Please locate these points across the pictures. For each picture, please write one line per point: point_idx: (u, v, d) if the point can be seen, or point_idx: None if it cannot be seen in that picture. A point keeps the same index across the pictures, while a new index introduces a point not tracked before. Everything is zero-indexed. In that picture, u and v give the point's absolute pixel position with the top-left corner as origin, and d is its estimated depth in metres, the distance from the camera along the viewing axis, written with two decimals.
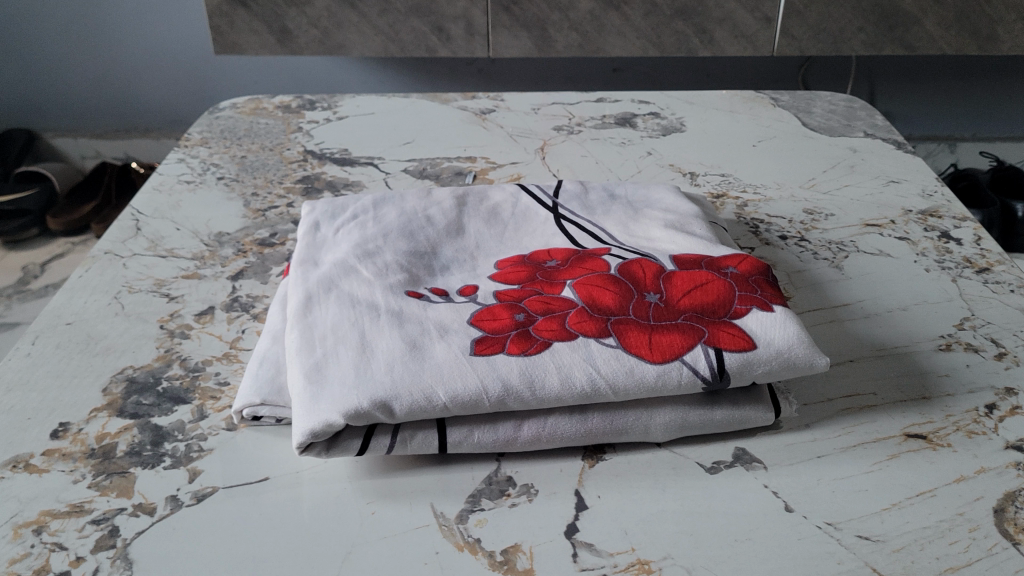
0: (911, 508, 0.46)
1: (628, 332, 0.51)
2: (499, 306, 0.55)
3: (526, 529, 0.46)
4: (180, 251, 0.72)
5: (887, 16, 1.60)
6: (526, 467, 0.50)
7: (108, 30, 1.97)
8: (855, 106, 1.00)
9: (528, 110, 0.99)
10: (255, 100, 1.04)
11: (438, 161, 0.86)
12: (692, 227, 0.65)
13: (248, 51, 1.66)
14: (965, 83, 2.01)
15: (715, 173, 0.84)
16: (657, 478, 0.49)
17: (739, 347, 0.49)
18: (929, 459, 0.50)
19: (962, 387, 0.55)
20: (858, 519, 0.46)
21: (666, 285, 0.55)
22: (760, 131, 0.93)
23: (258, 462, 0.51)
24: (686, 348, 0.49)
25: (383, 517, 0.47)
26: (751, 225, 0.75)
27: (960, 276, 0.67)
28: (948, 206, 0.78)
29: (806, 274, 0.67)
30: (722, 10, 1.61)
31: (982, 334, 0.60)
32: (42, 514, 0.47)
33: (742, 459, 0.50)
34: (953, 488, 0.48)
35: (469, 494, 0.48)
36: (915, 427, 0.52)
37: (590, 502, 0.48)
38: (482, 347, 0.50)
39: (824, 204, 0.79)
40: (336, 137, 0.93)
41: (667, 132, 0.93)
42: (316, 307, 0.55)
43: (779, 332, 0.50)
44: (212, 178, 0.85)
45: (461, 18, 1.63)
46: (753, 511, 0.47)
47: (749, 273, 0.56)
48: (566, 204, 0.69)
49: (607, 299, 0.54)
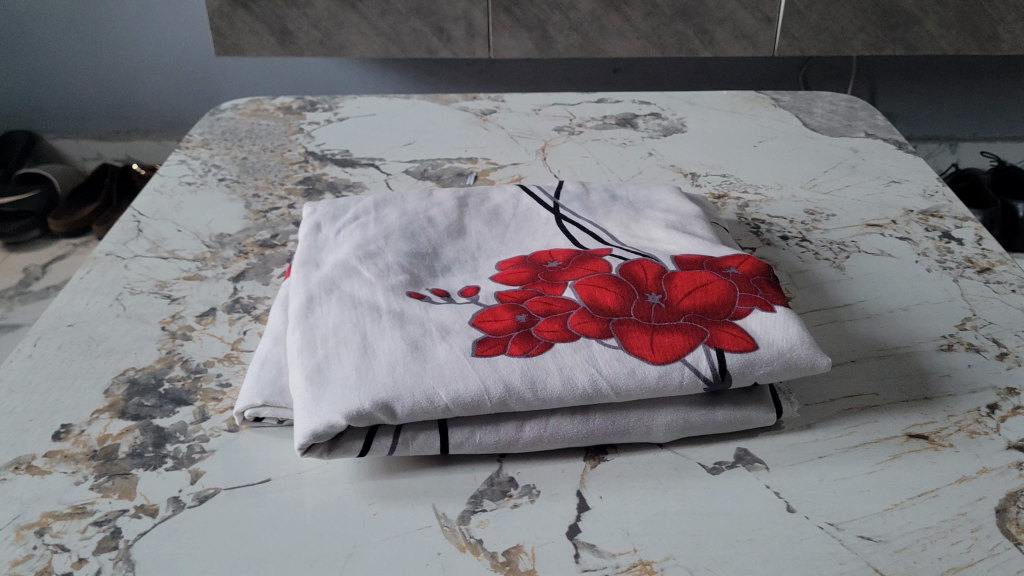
0: (912, 508, 0.46)
1: (630, 333, 0.51)
2: (500, 307, 0.55)
3: (527, 530, 0.46)
4: (182, 252, 0.72)
5: (887, 16, 1.60)
6: (528, 469, 0.50)
7: (108, 31, 1.97)
8: (855, 106, 1.00)
9: (528, 110, 0.99)
10: (255, 101, 1.04)
11: (439, 162, 0.86)
12: (692, 227, 0.65)
13: (248, 52, 1.66)
14: (965, 83, 2.01)
15: (716, 174, 0.84)
16: (659, 479, 0.49)
17: (740, 347, 0.49)
18: (930, 459, 0.50)
19: (964, 387, 0.55)
20: (860, 520, 0.46)
21: (667, 286, 0.55)
22: (761, 132, 0.93)
23: (261, 463, 0.51)
24: (688, 348, 0.49)
25: (384, 518, 0.47)
26: (752, 225, 0.75)
27: (961, 276, 0.67)
28: (949, 207, 0.78)
29: (807, 275, 0.67)
30: (723, 11, 1.61)
31: (984, 334, 0.60)
32: (43, 516, 0.47)
33: (744, 459, 0.50)
34: (955, 489, 0.48)
35: (471, 495, 0.48)
36: (917, 427, 0.52)
37: (592, 503, 0.48)
38: (484, 348, 0.50)
39: (825, 204, 0.78)
40: (337, 138, 0.93)
41: (668, 133, 0.93)
42: (317, 308, 0.55)
43: (780, 333, 0.50)
44: (213, 180, 0.85)
45: (461, 19, 1.63)
46: (754, 511, 0.47)
47: (751, 273, 0.56)
48: (567, 205, 0.69)
49: (608, 300, 0.54)
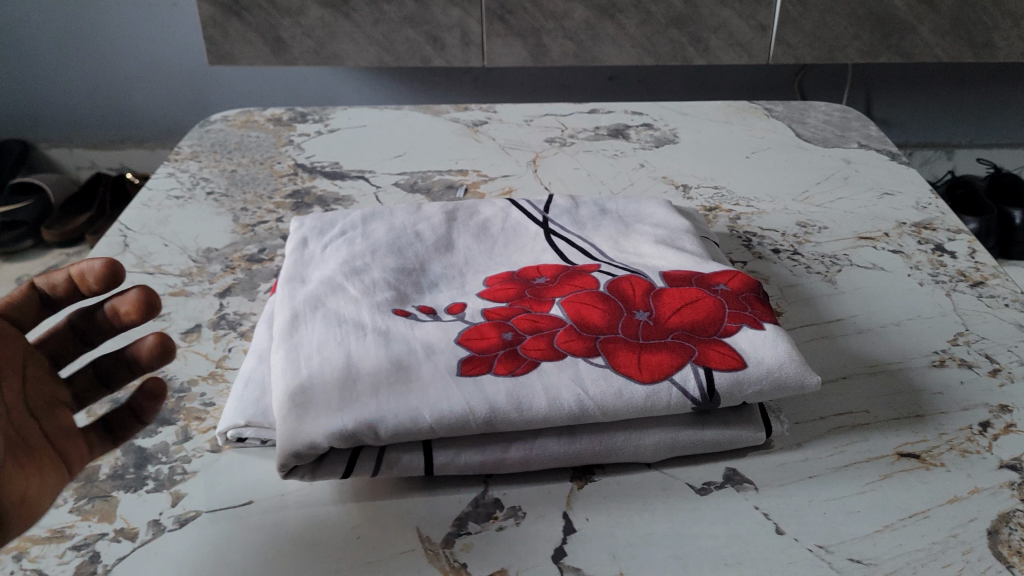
0: (904, 530, 0.46)
1: (617, 352, 0.50)
2: (486, 325, 0.54)
3: (513, 553, 0.45)
4: (168, 267, 0.71)
5: (882, 24, 1.59)
6: (514, 490, 0.50)
7: (102, 41, 1.96)
8: (849, 116, 1.00)
9: (520, 121, 0.98)
10: (246, 112, 1.04)
11: (429, 175, 0.86)
12: (682, 243, 0.64)
13: (242, 61, 1.66)
14: (962, 90, 2.00)
15: (708, 186, 0.83)
16: (647, 500, 0.48)
17: (728, 365, 0.48)
18: (922, 479, 0.49)
19: (956, 404, 0.54)
20: (850, 542, 0.45)
21: (656, 303, 0.55)
22: (753, 143, 0.93)
23: (243, 485, 0.50)
24: (675, 367, 0.49)
25: (368, 541, 0.46)
26: (744, 239, 0.74)
27: (954, 290, 0.66)
28: (942, 218, 0.77)
29: (799, 289, 0.67)
30: (717, 19, 1.61)
31: (976, 350, 0.59)
32: (21, 540, 0.46)
33: (733, 480, 0.50)
34: (946, 509, 0.47)
35: (456, 518, 0.48)
36: (909, 445, 0.51)
37: (578, 525, 0.47)
38: (469, 368, 0.50)
39: (818, 217, 0.78)
40: (327, 150, 0.92)
41: (660, 144, 0.93)
42: (302, 326, 0.55)
43: (770, 352, 0.49)
44: (202, 193, 0.84)
45: (456, 28, 1.63)
46: (742, 533, 0.46)
47: (740, 290, 0.55)
48: (556, 219, 0.68)
49: (596, 318, 0.53)
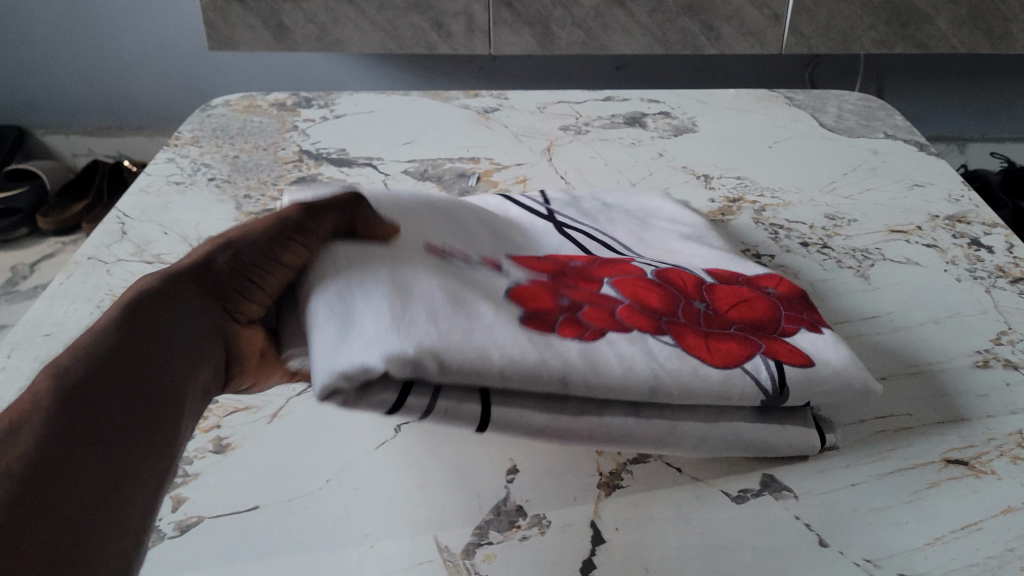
0: (956, 543, 0.43)
1: (685, 334, 0.47)
2: (538, 291, 0.50)
3: (539, 565, 0.42)
4: (168, 256, 0.68)
5: (899, 14, 1.56)
6: (539, 497, 0.46)
7: (99, 25, 1.92)
8: (873, 106, 0.97)
9: (533, 108, 0.95)
10: (248, 97, 1.00)
11: (439, 163, 0.82)
12: (708, 239, 0.61)
13: (242, 46, 1.62)
14: (976, 83, 1.97)
15: (731, 176, 0.80)
16: (679, 509, 0.45)
17: (799, 362, 0.46)
18: (971, 488, 0.46)
19: (1003, 408, 0.51)
20: (899, 555, 0.42)
21: (710, 297, 0.52)
22: (776, 132, 0.90)
23: (248, 489, 0.47)
24: (747, 356, 0.46)
25: (383, 551, 0.43)
26: (771, 231, 0.71)
27: (993, 287, 0.63)
28: (977, 211, 0.74)
29: (830, 284, 0.64)
30: (730, 7, 1.57)
31: (1022, 350, 0.56)
32: None
33: (771, 487, 0.47)
34: (1000, 521, 0.44)
35: (477, 526, 0.45)
36: (956, 452, 0.48)
37: (608, 535, 0.44)
38: (533, 323, 0.45)
39: (846, 208, 0.75)
40: (334, 136, 0.89)
41: (678, 132, 0.89)
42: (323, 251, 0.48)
43: (834, 354, 0.47)
44: (203, 179, 0.81)
45: (461, 14, 1.59)
46: (784, 546, 0.43)
47: (791, 295, 0.53)
48: (562, 212, 0.65)
49: (654, 301, 0.50)
